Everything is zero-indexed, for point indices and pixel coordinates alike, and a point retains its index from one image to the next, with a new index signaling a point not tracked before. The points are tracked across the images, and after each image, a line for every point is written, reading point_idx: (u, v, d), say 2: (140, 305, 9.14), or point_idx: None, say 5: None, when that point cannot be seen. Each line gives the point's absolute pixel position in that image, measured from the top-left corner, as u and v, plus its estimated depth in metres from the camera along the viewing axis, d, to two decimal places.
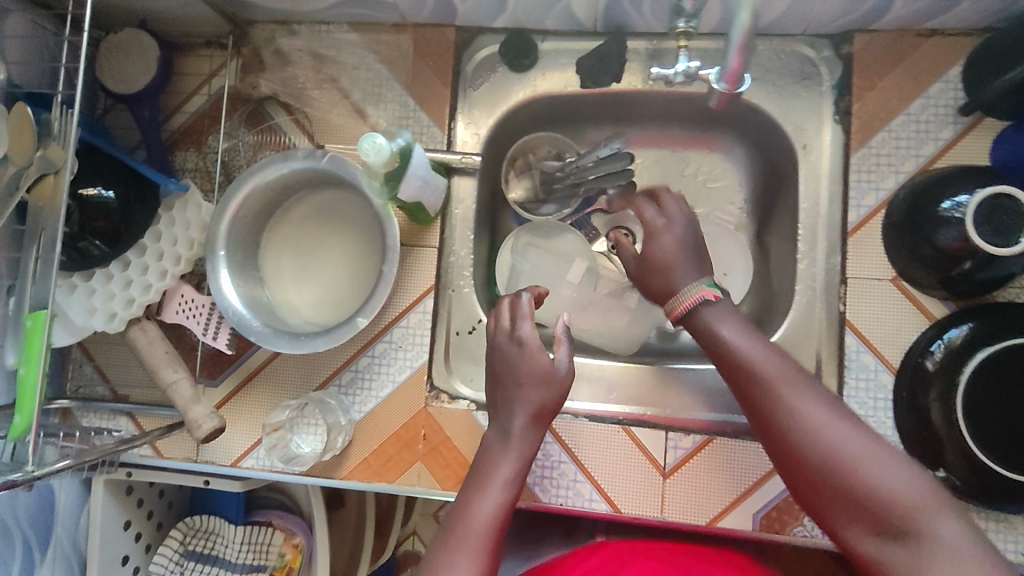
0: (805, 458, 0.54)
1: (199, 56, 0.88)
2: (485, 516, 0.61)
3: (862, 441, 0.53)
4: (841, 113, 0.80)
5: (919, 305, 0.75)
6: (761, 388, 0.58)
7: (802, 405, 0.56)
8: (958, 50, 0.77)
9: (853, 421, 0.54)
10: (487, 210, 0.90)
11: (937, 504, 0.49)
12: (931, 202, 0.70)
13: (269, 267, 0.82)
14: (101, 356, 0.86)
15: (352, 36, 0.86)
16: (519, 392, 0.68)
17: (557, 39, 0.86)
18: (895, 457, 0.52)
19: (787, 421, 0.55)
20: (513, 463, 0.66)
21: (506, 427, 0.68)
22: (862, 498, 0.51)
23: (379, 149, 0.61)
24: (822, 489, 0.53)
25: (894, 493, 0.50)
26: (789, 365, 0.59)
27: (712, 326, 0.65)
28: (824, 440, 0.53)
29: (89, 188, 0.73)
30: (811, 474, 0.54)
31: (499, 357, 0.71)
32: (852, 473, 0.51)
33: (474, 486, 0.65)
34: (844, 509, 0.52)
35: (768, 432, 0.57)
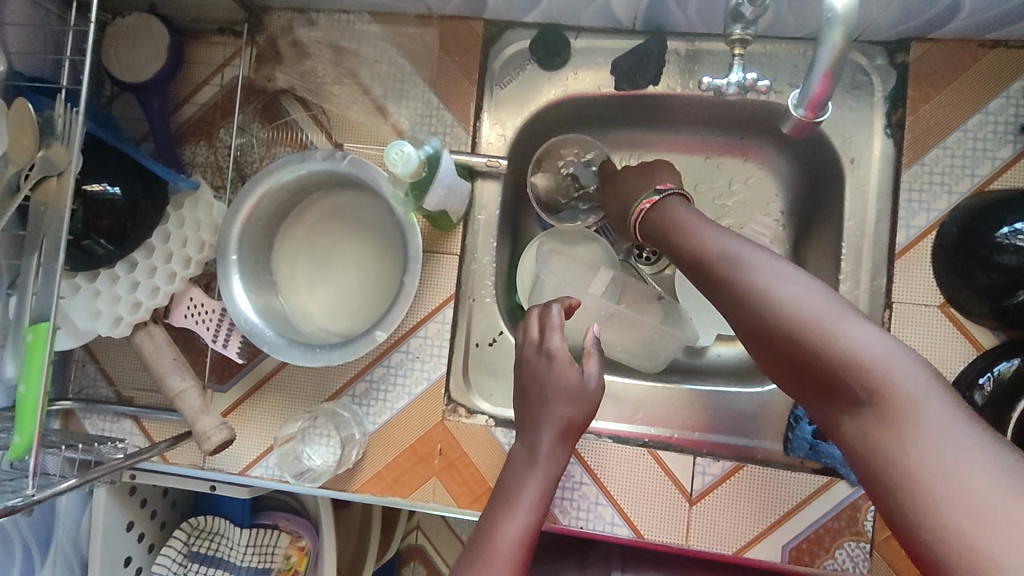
0: (764, 333, 0.53)
1: (211, 44, 0.83)
2: (512, 538, 0.58)
3: (816, 305, 0.50)
4: (892, 126, 0.75)
5: (968, 334, 0.71)
6: (718, 268, 0.58)
7: (760, 272, 0.55)
8: (1022, 64, 0.72)
9: (811, 286, 0.52)
10: (510, 215, 0.86)
11: (892, 358, 0.45)
12: (986, 227, 0.67)
13: (281, 271, 0.78)
14: (106, 357, 0.83)
15: (373, 27, 0.82)
16: (547, 408, 0.66)
17: (591, 37, 0.81)
18: (849, 316, 0.49)
19: (745, 291, 0.55)
20: (540, 483, 0.63)
21: (534, 445, 0.65)
22: (821, 353, 0.48)
23: (408, 159, 0.58)
24: (783, 350, 0.51)
25: (847, 346, 0.47)
26: (755, 251, 0.57)
27: (675, 217, 0.67)
28: (779, 305, 0.52)
29: (94, 184, 0.69)
30: (773, 352, 0.52)
31: (528, 372, 0.69)
32: (801, 323, 0.50)
33: (499, 508, 0.61)
34: (806, 373, 0.50)
35: (730, 302, 0.56)
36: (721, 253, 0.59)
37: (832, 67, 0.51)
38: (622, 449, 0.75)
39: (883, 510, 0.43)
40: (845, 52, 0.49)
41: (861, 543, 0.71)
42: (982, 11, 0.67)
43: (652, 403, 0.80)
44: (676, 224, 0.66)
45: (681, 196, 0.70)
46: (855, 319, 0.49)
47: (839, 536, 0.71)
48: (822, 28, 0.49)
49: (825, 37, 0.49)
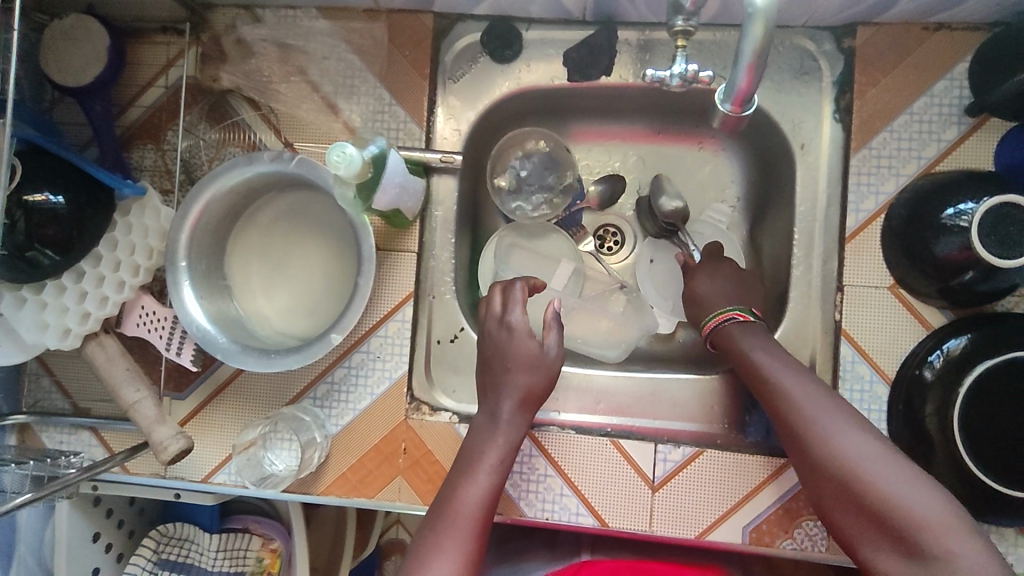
0: (826, 480, 0.59)
1: (154, 44, 0.81)
2: (474, 499, 0.64)
3: (887, 461, 0.56)
4: (841, 111, 0.76)
5: (916, 314, 0.72)
6: (791, 408, 0.62)
7: (830, 418, 0.60)
8: (964, 46, 0.73)
9: (875, 439, 0.58)
10: (469, 211, 0.86)
11: (965, 534, 0.51)
12: (932, 209, 0.67)
13: (235, 275, 0.76)
14: (59, 369, 0.81)
15: (320, 23, 0.80)
16: (507, 377, 0.70)
17: (543, 28, 0.80)
18: (922, 483, 0.54)
19: (819, 443, 0.59)
20: (501, 446, 0.68)
21: (496, 408, 0.69)
22: (896, 522, 0.53)
23: (350, 160, 0.57)
24: (852, 506, 0.57)
25: (922, 514, 0.52)
26: (823, 396, 0.62)
27: (737, 343, 0.69)
28: (849, 456, 0.57)
29: (36, 194, 0.67)
30: (845, 506, 0.57)
31: (491, 341, 0.72)
32: (879, 490, 0.55)
33: (463, 470, 0.67)
34: (878, 532, 0.55)
35: (803, 455, 0.61)
36: (792, 395, 0.63)
37: (754, 59, 0.51)
38: (585, 440, 0.75)
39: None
40: (767, 45, 0.49)
41: (819, 522, 0.72)
42: None
43: (613, 392, 0.81)
44: (745, 355, 0.68)
45: (739, 322, 0.70)
46: (926, 483, 0.54)
47: (797, 516, 0.72)
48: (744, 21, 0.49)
49: (746, 29, 0.49)
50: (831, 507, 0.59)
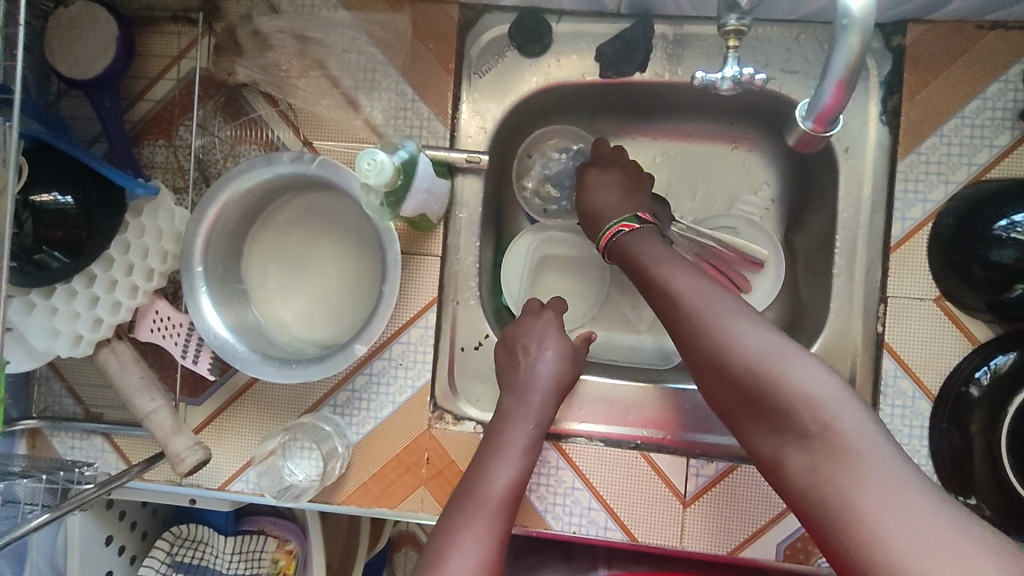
0: (710, 368, 0.56)
1: (165, 33, 0.77)
2: (503, 482, 0.64)
3: (770, 342, 0.54)
4: (888, 113, 0.72)
5: (962, 328, 0.69)
6: (667, 287, 0.62)
7: (710, 305, 0.58)
8: (1022, 46, 0.69)
9: (758, 322, 0.56)
10: (493, 211, 0.82)
11: (843, 406, 0.50)
12: (985, 220, 0.64)
13: (252, 278, 0.73)
14: (71, 373, 0.79)
15: (340, 13, 0.76)
16: (541, 362, 0.73)
17: (574, 21, 0.76)
18: (798, 359, 0.53)
19: (705, 331, 0.57)
20: (530, 434, 0.69)
21: (528, 392, 0.71)
22: (775, 401, 0.52)
23: (381, 168, 0.54)
24: (735, 391, 0.55)
25: (802, 387, 0.51)
26: (709, 287, 0.60)
27: (632, 247, 0.69)
28: (728, 340, 0.55)
29: (43, 194, 0.64)
30: (728, 391, 0.55)
31: (521, 332, 0.76)
32: (755, 370, 0.53)
33: (493, 453, 0.66)
34: (759, 411, 0.53)
35: (687, 346, 0.59)
36: (675, 287, 0.61)
37: (845, 76, 0.48)
38: (615, 453, 0.73)
39: (832, 552, 0.47)
40: (862, 57, 0.46)
41: None
42: None
43: (641, 402, 0.78)
44: (633, 253, 0.68)
45: (630, 232, 0.71)
46: (798, 354, 0.53)
47: None
48: (835, 33, 0.46)
49: (840, 42, 0.46)
50: (715, 394, 0.57)
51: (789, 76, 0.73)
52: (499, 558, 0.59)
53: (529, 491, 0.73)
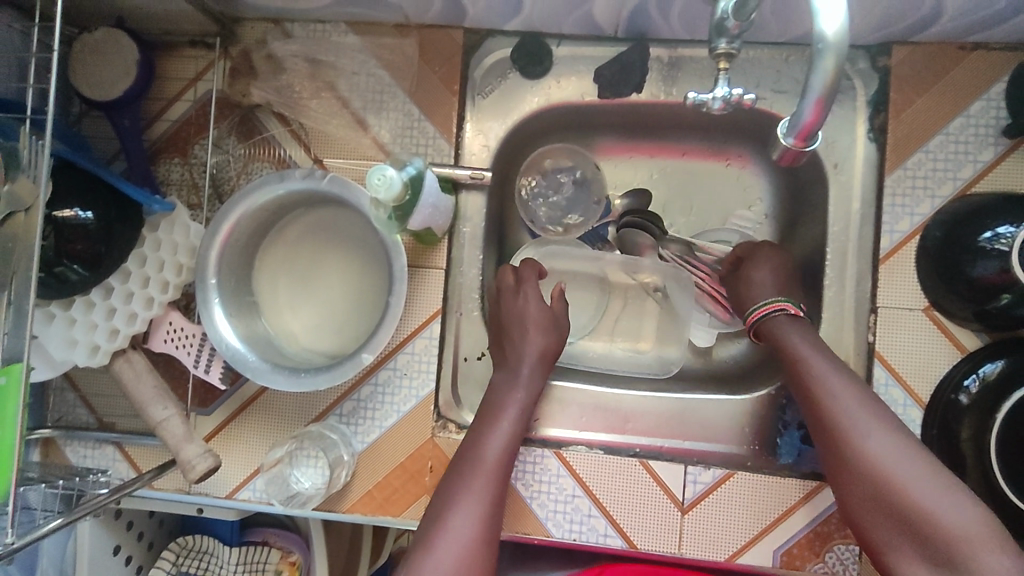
0: (856, 482, 0.60)
1: (182, 57, 0.81)
2: (496, 450, 0.67)
3: (912, 463, 0.58)
4: (875, 130, 0.75)
5: (951, 337, 0.71)
6: (819, 396, 0.64)
7: (865, 419, 0.61)
8: (1002, 66, 0.72)
9: (901, 439, 0.59)
10: (495, 226, 0.85)
11: (988, 541, 0.52)
12: (970, 232, 0.67)
13: (262, 290, 0.76)
14: (85, 383, 0.81)
15: (350, 37, 0.79)
16: (526, 337, 0.74)
17: (573, 44, 0.79)
18: (948, 488, 0.56)
19: (852, 443, 0.60)
20: (522, 402, 0.71)
21: (515, 368, 0.72)
22: (924, 526, 0.55)
23: (390, 183, 0.56)
24: (881, 507, 0.58)
25: (946, 522, 0.54)
26: (864, 397, 0.62)
27: (783, 335, 0.69)
28: (875, 455, 0.59)
29: (65, 210, 0.66)
30: (869, 502, 0.59)
31: (503, 310, 0.76)
32: (912, 496, 0.56)
33: (484, 421, 0.69)
34: (896, 528, 0.57)
35: (832, 456, 0.62)
36: (823, 397, 0.63)
37: (824, 93, 0.46)
38: (613, 461, 0.74)
39: None
40: (839, 78, 0.45)
41: (850, 546, 0.71)
42: (963, 15, 0.67)
43: (640, 412, 0.80)
44: (783, 343, 0.68)
45: (789, 314, 0.70)
46: (954, 490, 0.55)
47: (828, 540, 0.72)
48: (811, 55, 0.45)
49: (815, 64, 0.45)
50: (852, 502, 0.61)
51: (779, 96, 0.76)
52: (494, 521, 0.63)
53: (530, 498, 0.75)
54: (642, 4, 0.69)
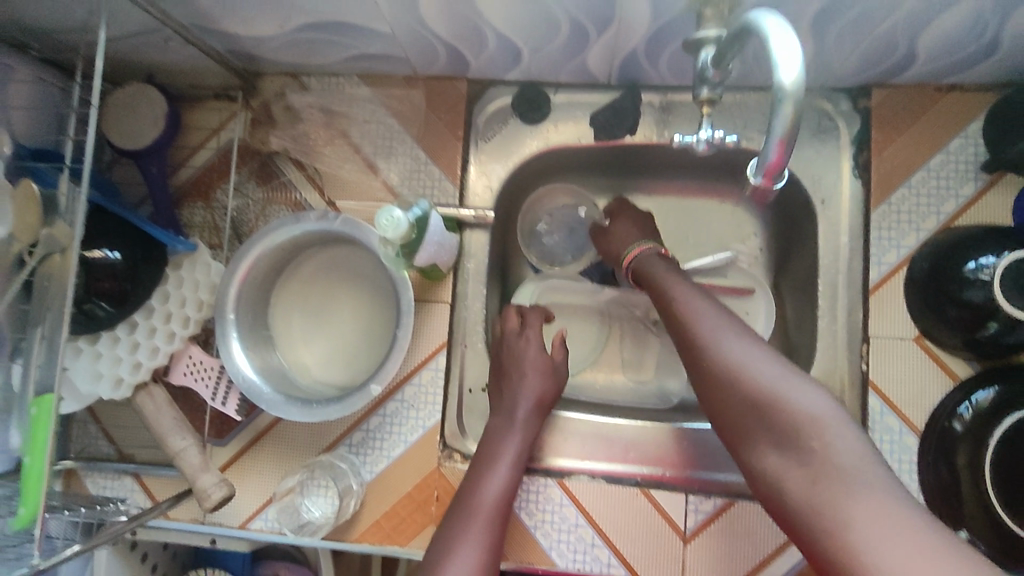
0: (713, 375, 0.61)
1: (207, 109, 0.87)
2: (495, 493, 0.68)
3: (761, 360, 0.59)
4: (860, 168, 0.79)
5: (944, 366, 0.73)
6: (682, 313, 0.67)
7: (718, 329, 0.63)
8: (977, 106, 0.76)
9: (757, 346, 0.61)
10: (499, 262, 0.89)
11: (833, 424, 0.54)
12: (955, 263, 0.69)
13: (277, 326, 0.80)
14: (107, 416, 0.84)
15: (362, 89, 0.85)
16: (524, 380, 0.76)
17: (570, 92, 0.85)
18: (799, 380, 0.57)
19: (710, 343, 0.62)
20: (518, 447, 0.72)
21: (513, 412, 0.74)
22: (777, 415, 0.56)
23: (397, 223, 0.60)
24: (728, 404, 0.59)
25: (795, 407, 0.55)
26: (715, 310, 0.65)
27: (660, 273, 0.73)
28: (729, 352, 0.61)
29: (95, 250, 0.72)
30: (722, 401, 0.60)
31: (505, 355, 0.78)
32: (763, 385, 0.57)
33: (482, 466, 0.71)
34: (750, 424, 0.57)
35: (692, 362, 0.64)
36: (690, 313, 0.66)
37: (786, 135, 0.44)
38: (615, 489, 0.76)
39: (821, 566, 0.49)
40: (800, 121, 0.43)
41: None
42: (936, 60, 0.71)
43: (641, 442, 0.81)
44: (656, 278, 0.73)
45: (659, 253, 0.76)
46: (797, 379, 0.57)
47: None
48: (774, 94, 0.44)
49: (776, 108, 0.43)
50: (713, 408, 0.61)
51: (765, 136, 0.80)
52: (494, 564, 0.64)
53: (534, 528, 0.76)
54: (632, 55, 0.75)
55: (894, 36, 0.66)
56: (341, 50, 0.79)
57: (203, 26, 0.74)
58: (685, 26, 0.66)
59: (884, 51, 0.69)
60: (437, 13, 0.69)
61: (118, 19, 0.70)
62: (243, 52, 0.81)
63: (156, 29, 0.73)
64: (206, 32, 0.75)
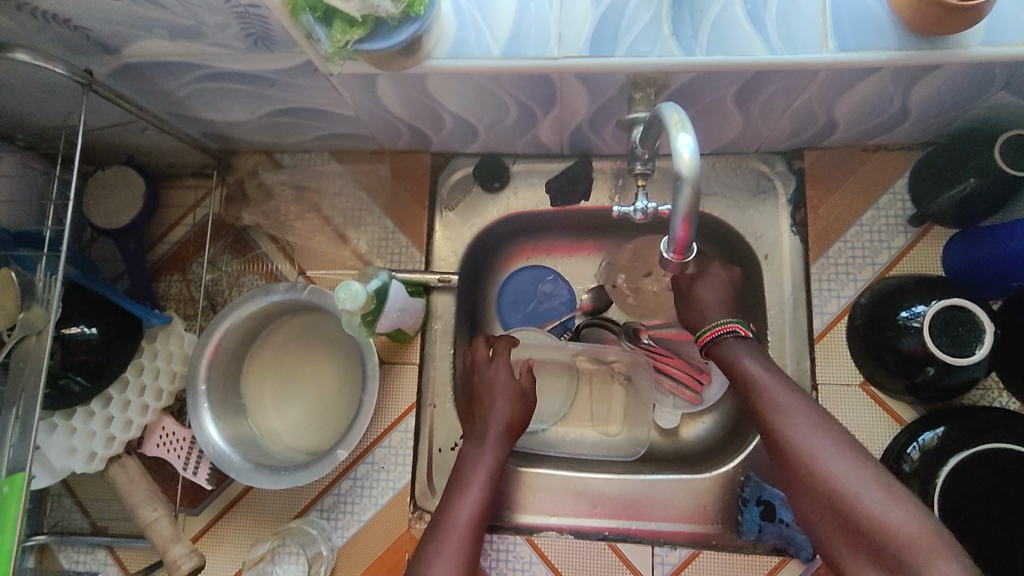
0: (805, 486, 0.56)
1: (184, 187, 0.93)
2: (468, 512, 0.69)
3: (858, 474, 0.54)
4: (798, 224, 0.84)
5: (888, 409, 0.78)
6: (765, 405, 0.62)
7: (805, 428, 0.59)
8: (903, 164, 0.82)
9: (855, 454, 0.56)
10: (466, 323, 0.92)
11: (941, 549, 0.50)
12: (891, 312, 0.73)
13: (249, 396, 0.82)
14: (81, 488, 0.86)
15: (332, 164, 0.91)
16: (495, 407, 0.78)
17: (526, 161, 0.90)
18: (901, 495, 0.53)
19: (802, 450, 0.57)
20: (490, 467, 0.73)
21: (484, 434, 0.75)
22: (879, 538, 0.52)
23: (355, 295, 0.63)
24: (825, 516, 0.55)
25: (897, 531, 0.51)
26: (802, 406, 0.61)
27: (733, 357, 0.67)
28: (819, 458, 0.56)
29: (71, 326, 0.73)
30: (817, 513, 0.56)
31: (476, 384, 0.81)
32: (860, 496, 0.53)
33: (456, 489, 0.71)
34: (852, 543, 0.53)
35: (780, 463, 0.59)
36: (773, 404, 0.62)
37: (688, 211, 0.47)
38: (583, 543, 0.78)
39: None
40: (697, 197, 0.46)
41: None
42: (856, 126, 0.77)
43: (610, 495, 0.81)
44: (733, 363, 0.67)
45: (740, 336, 0.68)
46: (899, 497, 0.53)
47: None
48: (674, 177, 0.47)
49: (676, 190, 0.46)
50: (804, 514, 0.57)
51: (710, 197, 0.86)
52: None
53: None
54: (578, 129, 0.80)
55: (812, 109, 0.73)
56: (310, 131, 0.85)
57: (177, 114, 0.80)
58: (620, 106, 0.72)
59: (807, 120, 0.75)
60: (395, 100, 0.75)
61: (100, 111, 0.76)
62: (216, 134, 0.86)
63: (135, 120, 0.79)
64: (182, 119, 0.81)
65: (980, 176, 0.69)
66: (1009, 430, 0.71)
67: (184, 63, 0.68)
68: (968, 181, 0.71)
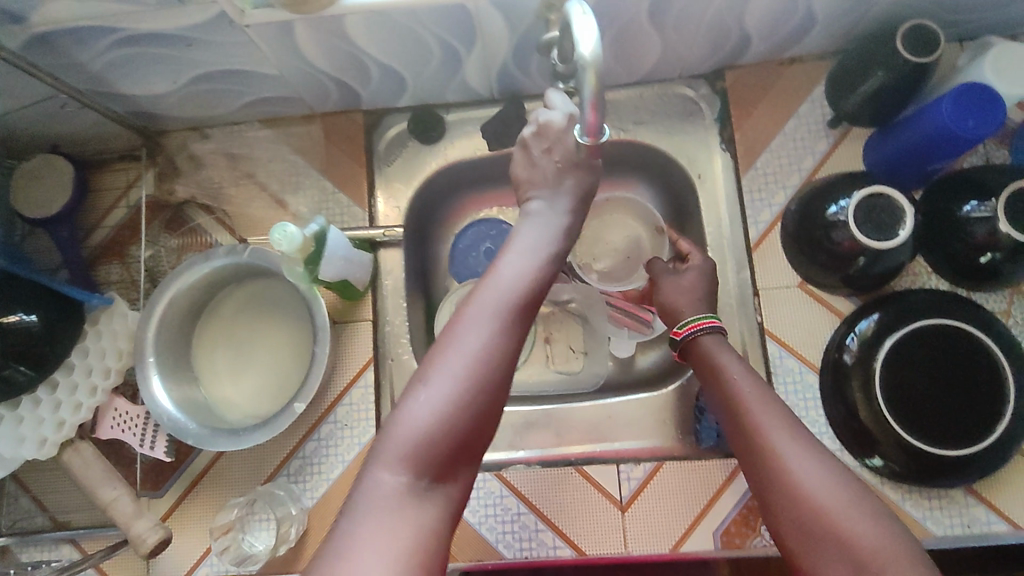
0: (776, 494, 0.55)
1: (115, 171, 0.91)
2: (518, 284, 0.59)
3: (830, 481, 0.54)
4: (726, 142, 0.87)
5: (829, 306, 0.81)
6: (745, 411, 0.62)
7: (783, 435, 0.58)
8: (817, 74, 0.85)
9: (824, 461, 0.56)
10: (417, 277, 0.92)
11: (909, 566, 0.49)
12: (820, 210, 0.76)
13: (202, 368, 0.81)
14: (37, 485, 0.83)
15: (263, 131, 0.90)
16: (557, 178, 0.69)
17: (459, 110, 0.91)
18: (874, 508, 0.52)
19: (778, 458, 0.57)
20: (548, 248, 0.64)
21: (547, 213, 0.67)
22: (844, 552, 0.50)
23: (292, 236, 0.66)
24: (794, 526, 0.53)
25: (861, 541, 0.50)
26: (778, 411, 0.61)
27: (712, 354, 0.69)
28: (789, 464, 0.56)
29: (9, 315, 0.70)
30: (789, 525, 0.54)
31: (525, 164, 0.71)
32: (829, 503, 0.53)
33: (502, 255, 0.63)
34: (822, 556, 0.51)
35: (754, 470, 0.58)
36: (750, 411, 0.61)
37: (595, 97, 0.50)
38: (551, 472, 0.80)
39: None
40: (603, 86, 0.48)
41: None
42: (769, 38, 0.80)
43: (571, 423, 0.84)
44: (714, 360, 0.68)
45: (719, 332, 0.71)
46: (868, 507, 0.52)
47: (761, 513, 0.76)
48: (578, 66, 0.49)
49: (580, 78, 0.48)
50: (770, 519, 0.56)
51: (641, 126, 0.88)
52: (510, 359, 0.56)
53: (479, 524, 0.78)
54: (504, 66, 0.81)
55: (724, 20, 0.75)
56: (236, 98, 0.84)
57: (98, 90, 0.78)
58: (539, 33, 0.74)
59: (723, 34, 0.78)
60: (318, 50, 0.74)
61: (12, 90, 0.74)
62: (143, 111, 0.84)
63: (54, 95, 0.76)
64: (103, 95, 0.79)
65: (887, 70, 0.73)
66: (939, 309, 0.75)
67: (95, 27, 0.66)
68: (877, 76, 0.74)
